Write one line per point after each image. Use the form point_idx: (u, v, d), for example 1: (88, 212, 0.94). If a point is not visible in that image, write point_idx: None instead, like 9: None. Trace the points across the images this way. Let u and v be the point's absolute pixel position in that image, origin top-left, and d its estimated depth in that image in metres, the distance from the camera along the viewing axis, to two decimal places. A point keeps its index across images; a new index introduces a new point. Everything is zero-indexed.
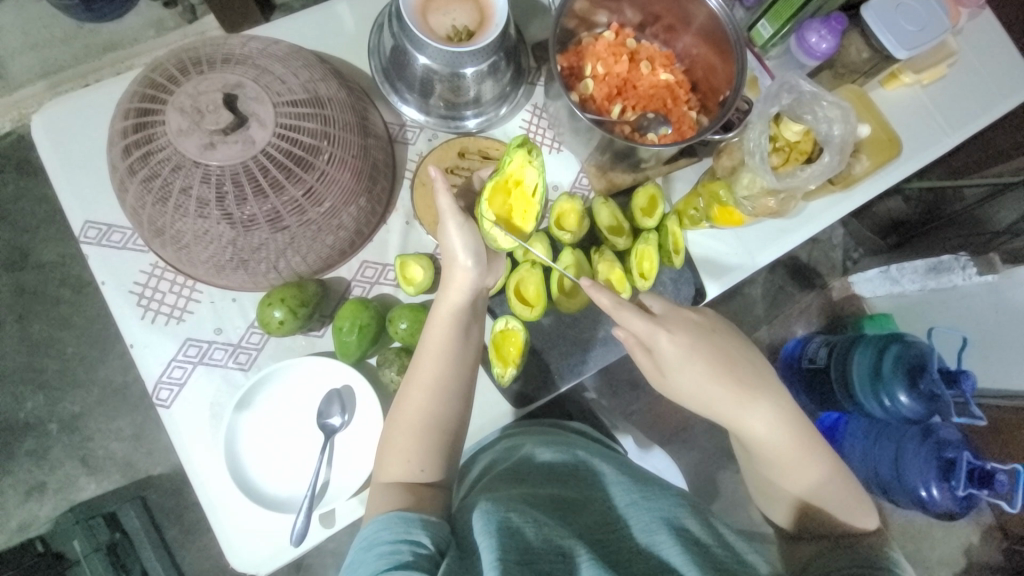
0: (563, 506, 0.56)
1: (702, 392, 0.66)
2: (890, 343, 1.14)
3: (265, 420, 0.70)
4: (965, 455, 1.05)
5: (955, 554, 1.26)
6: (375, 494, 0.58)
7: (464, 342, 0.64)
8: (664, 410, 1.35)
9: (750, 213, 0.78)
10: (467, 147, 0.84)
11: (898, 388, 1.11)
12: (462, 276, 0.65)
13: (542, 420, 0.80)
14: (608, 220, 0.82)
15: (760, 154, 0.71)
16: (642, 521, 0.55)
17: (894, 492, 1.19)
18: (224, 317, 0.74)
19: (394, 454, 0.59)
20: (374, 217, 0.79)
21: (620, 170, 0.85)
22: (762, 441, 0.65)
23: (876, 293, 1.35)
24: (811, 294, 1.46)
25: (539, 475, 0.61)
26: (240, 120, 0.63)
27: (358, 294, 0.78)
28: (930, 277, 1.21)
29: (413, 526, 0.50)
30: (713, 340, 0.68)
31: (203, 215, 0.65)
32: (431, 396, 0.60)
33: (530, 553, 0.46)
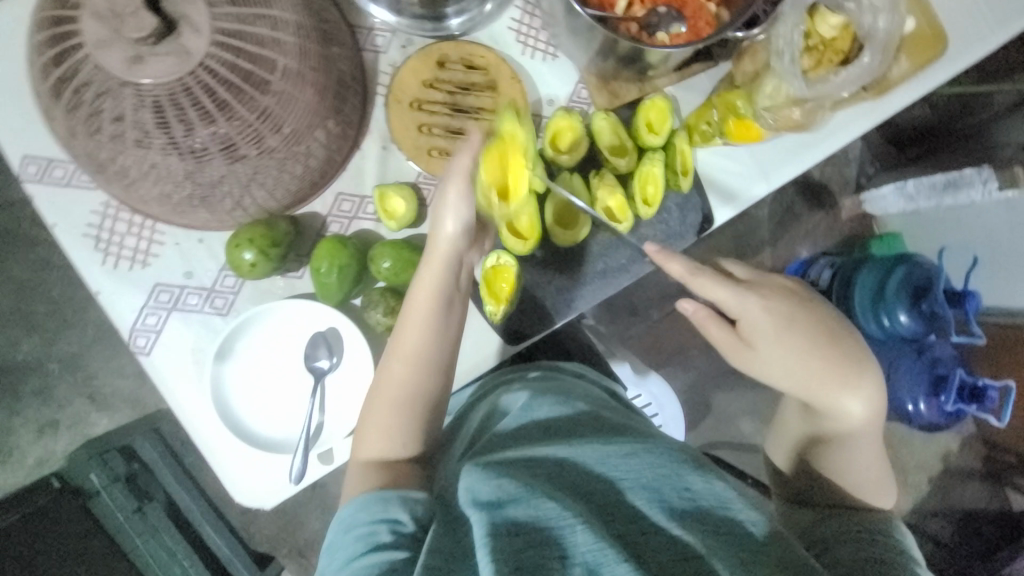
0: (556, 459, 0.53)
1: (803, 359, 0.73)
2: (898, 265, 1.13)
3: (251, 365, 0.68)
4: (958, 373, 1.11)
5: (937, 460, 1.33)
6: (356, 472, 0.61)
7: (444, 317, 0.64)
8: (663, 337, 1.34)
9: (770, 127, 0.70)
10: (448, 55, 0.71)
11: (900, 308, 1.12)
12: (447, 245, 0.64)
13: (531, 367, 0.77)
14: (609, 138, 0.73)
15: (790, 54, 0.63)
16: (648, 468, 0.52)
17: (881, 405, 1.24)
18: (193, 259, 0.68)
19: (374, 431, 0.63)
20: (346, 142, 0.70)
21: (625, 78, 0.74)
22: (842, 417, 0.74)
23: (888, 212, 1.27)
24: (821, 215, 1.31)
25: (536, 433, 0.60)
26: (167, 24, 0.50)
27: (336, 231, 0.71)
28: (946, 194, 1.13)
29: (389, 505, 0.53)
30: (827, 321, 0.75)
31: (145, 146, 0.56)
32: (412, 369, 0.63)
33: (520, 527, 0.45)
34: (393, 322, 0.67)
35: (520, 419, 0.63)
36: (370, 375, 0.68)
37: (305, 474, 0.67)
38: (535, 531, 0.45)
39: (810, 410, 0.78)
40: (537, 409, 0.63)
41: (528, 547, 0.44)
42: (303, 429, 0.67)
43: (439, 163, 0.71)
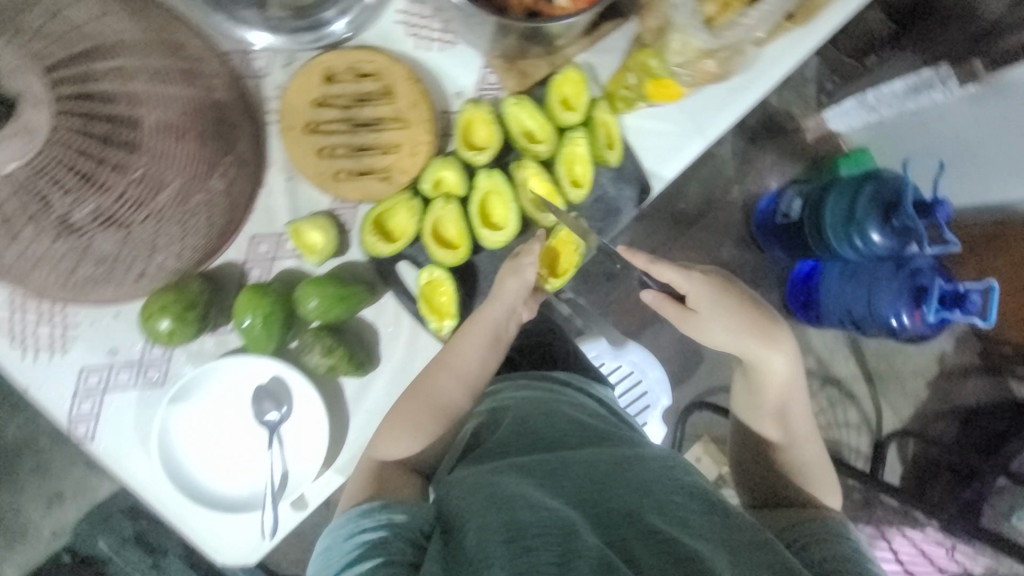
0: (553, 471, 0.55)
1: (736, 340, 0.73)
2: (865, 182, 1.09)
3: (200, 430, 0.66)
4: (937, 282, 1.02)
5: (931, 363, 1.35)
6: (363, 470, 0.62)
7: (493, 352, 0.67)
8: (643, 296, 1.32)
9: (689, 83, 0.64)
10: (335, 67, 0.65)
11: (872, 226, 1.07)
12: (518, 288, 0.67)
13: (511, 376, 0.78)
14: (524, 125, 0.69)
15: (686, 5, 0.55)
16: (643, 476, 0.56)
17: (866, 325, 1.21)
18: (117, 335, 0.65)
19: (396, 427, 0.63)
20: (247, 181, 0.65)
21: (533, 55, 0.69)
22: (777, 398, 0.75)
23: (853, 127, 1.26)
24: (786, 142, 1.33)
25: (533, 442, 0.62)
26: (5, 106, 0.48)
27: (258, 275, 0.67)
28: (909, 100, 1.08)
29: (389, 511, 0.53)
30: (751, 302, 0.76)
31: (15, 234, 0.54)
32: (459, 386, 0.65)
33: (521, 529, 0.45)
34: (334, 360, 0.65)
35: (512, 429, 0.64)
36: (324, 417, 0.66)
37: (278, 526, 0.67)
38: (535, 533, 0.45)
39: (747, 394, 0.78)
40: (528, 423, 0.65)
41: (528, 548, 0.44)
42: (267, 483, 0.66)
43: (347, 186, 0.66)
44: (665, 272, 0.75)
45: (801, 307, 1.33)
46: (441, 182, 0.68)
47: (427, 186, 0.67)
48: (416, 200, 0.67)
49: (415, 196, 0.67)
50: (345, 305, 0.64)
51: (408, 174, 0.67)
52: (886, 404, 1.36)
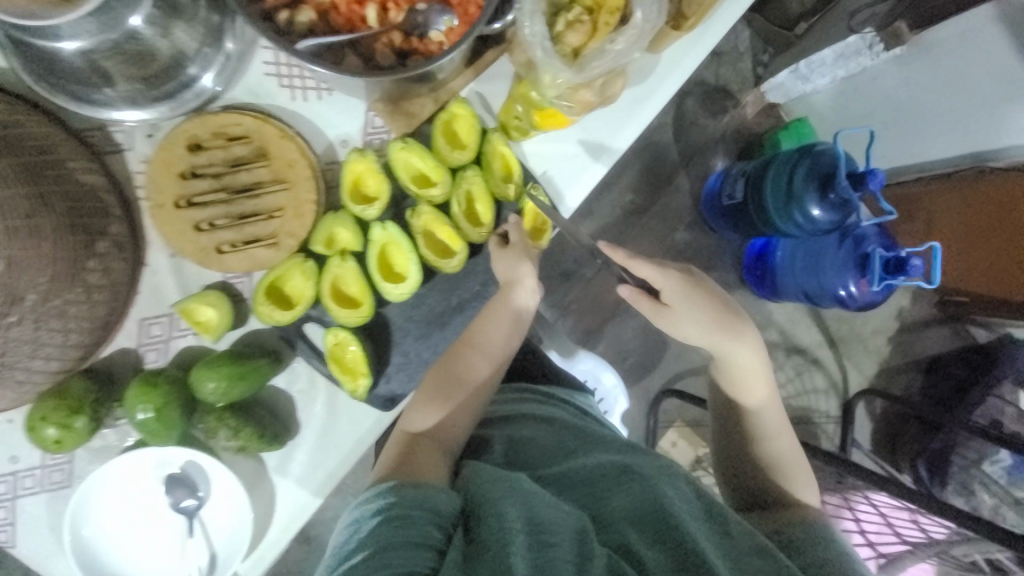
0: (568, 479, 0.58)
1: (705, 337, 0.70)
2: (801, 159, 1.06)
3: (123, 522, 0.64)
4: (879, 250, 1.05)
5: (891, 319, 1.38)
6: (397, 437, 0.62)
7: (514, 334, 0.69)
8: (600, 290, 1.32)
9: (573, 112, 0.61)
10: (199, 135, 0.61)
11: (810, 201, 1.03)
12: (523, 293, 0.68)
13: (512, 388, 0.80)
14: (416, 168, 0.66)
15: (541, 44, 0.52)
16: (654, 473, 0.58)
17: (818, 297, 1.23)
18: (15, 441, 0.62)
19: (427, 408, 0.63)
20: (126, 264, 0.62)
21: (415, 95, 0.66)
22: (753, 392, 0.72)
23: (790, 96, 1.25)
24: (726, 120, 1.32)
25: (547, 446, 0.65)
26: None
27: (154, 360, 0.64)
28: (839, 66, 1.06)
29: (425, 501, 0.50)
30: (717, 297, 0.73)
31: None
32: (483, 359, 0.67)
33: (541, 526, 0.48)
34: (242, 441, 0.62)
35: (526, 438, 0.67)
36: (244, 495, 0.64)
37: None
38: (556, 531, 0.48)
39: (721, 388, 0.75)
40: (540, 432, 0.68)
41: (548, 542, 0.46)
42: (197, 567, 0.64)
43: (233, 258, 0.63)
44: (643, 267, 0.72)
45: (757, 280, 1.32)
46: (335, 240, 0.65)
47: (320, 246, 0.65)
48: (310, 262, 0.64)
49: (308, 258, 0.64)
50: (245, 383, 0.62)
51: (297, 237, 0.64)
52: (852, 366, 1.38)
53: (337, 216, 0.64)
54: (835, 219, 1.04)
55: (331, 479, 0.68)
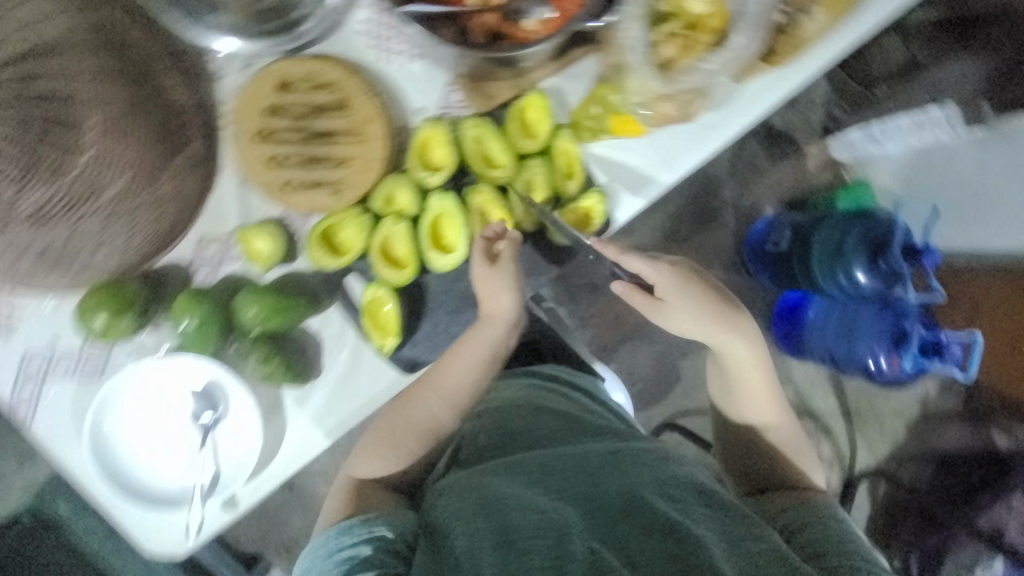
0: (547, 472, 0.61)
1: (701, 332, 0.70)
2: (857, 220, 1.08)
3: (137, 423, 0.67)
4: (919, 329, 1.06)
5: None
6: (345, 485, 0.67)
7: (490, 368, 0.70)
8: (624, 309, 1.31)
9: (649, 122, 0.62)
10: (290, 74, 0.64)
11: (858, 264, 1.06)
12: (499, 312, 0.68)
13: (515, 374, 0.84)
14: (483, 147, 0.68)
15: (640, 46, 0.53)
16: (633, 473, 0.60)
17: (845, 365, 1.20)
18: (58, 325, 0.66)
19: (384, 436, 0.69)
20: (198, 182, 0.65)
21: (498, 75, 0.67)
22: (750, 389, 0.74)
23: (856, 158, 1.20)
24: (785, 167, 1.25)
25: (532, 441, 0.68)
26: None
27: (203, 277, 0.67)
28: (913, 134, 1.09)
29: (375, 526, 0.58)
30: (712, 286, 0.73)
31: None
32: (442, 405, 0.68)
33: (514, 534, 0.52)
34: (269, 368, 0.65)
35: (517, 430, 0.71)
36: (257, 423, 0.67)
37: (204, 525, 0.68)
38: (529, 536, 0.52)
39: (722, 385, 0.77)
40: (529, 424, 0.71)
41: (520, 551, 0.50)
42: (197, 481, 0.67)
43: (298, 197, 0.66)
44: (635, 261, 0.70)
45: (783, 335, 1.26)
46: (392, 200, 0.67)
47: (377, 203, 0.67)
48: (365, 216, 0.66)
49: (364, 212, 0.67)
50: (286, 316, 0.65)
51: (359, 190, 0.66)
52: (863, 443, 1.28)
53: (393, 176, 0.67)
54: (880, 287, 1.07)
55: (339, 428, 0.70)
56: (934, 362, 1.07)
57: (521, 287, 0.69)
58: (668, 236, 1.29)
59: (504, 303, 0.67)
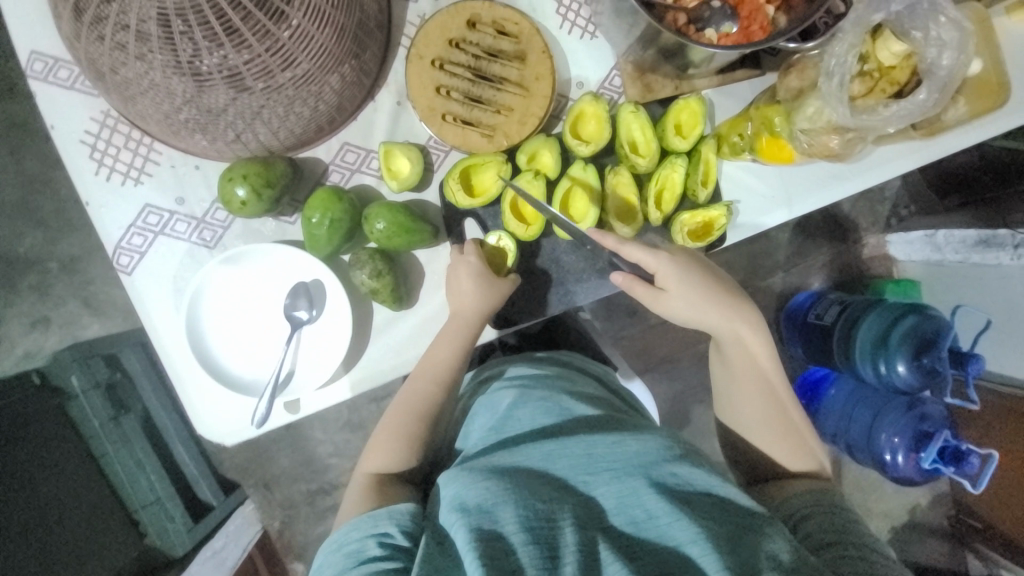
0: (540, 468, 0.52)
1: (691, 309, 0.66)
2: (908, 313, 1.03)
3: (232, 302, 0.67)
4: (943, 432, 1.02)
5: (905, 511, 1.35)
6: (359, 483, 0.61)
7: (467, 352, 0.68)
8: (656, 339, 1.23)
9: (803, 151, 0.65)
10: (480, 16, 0.67)
11: (900, 357, 1.02)
12: (466, 301, 0.66)
13: (518, 358, 0.78)
14: (635, 135, 0.69)
15: (840, 77, 0.57)
16: (622, 466, 0.51)
17: (857, 451, 1.16)
18: (184, 188, 0.67)
19: (383, 433, 0.64)
20: (360, 90, 0.67)
21: (662, 73, 0.69)
22: (743, 382, 0.68)
23: (912, 257, 1.21)
24: (839, 249, 1.26)
25: (528, 421, 0.59)
26: None
27: (335, 181, 0.70)
28: (975, 250, 1.04)
29: (380, 520, 0.51)
30: (712, 272, 0.69)
31: (146, 59, 0.53)
32: (431, 387, 0.65)
33: (507, 528, 0.45)
34: (378, 285, 0.65)
35: (512, 405, 0.62)
36: (346, 336, 0.67)
37: (267, 420, 0.68)
38: (528, 532, 0.44)
39: (721, 381, 0.70)
40: (527, 398, 0.62)
41: (515, 546, 0.43)
42: (271, 376, 0.67)
43: (449, 129, 0.67)
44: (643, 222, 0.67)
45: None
46: (538, 158, 0.69)
47: (523, 157, 0.68)
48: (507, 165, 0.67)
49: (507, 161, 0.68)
50: (407, 238, 0.65)
51: (509, 140, 0.68)
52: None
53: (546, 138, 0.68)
54: (915, 384, 1.03)
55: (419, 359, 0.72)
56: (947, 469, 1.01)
57: (494, 286, 0.67)
58: None
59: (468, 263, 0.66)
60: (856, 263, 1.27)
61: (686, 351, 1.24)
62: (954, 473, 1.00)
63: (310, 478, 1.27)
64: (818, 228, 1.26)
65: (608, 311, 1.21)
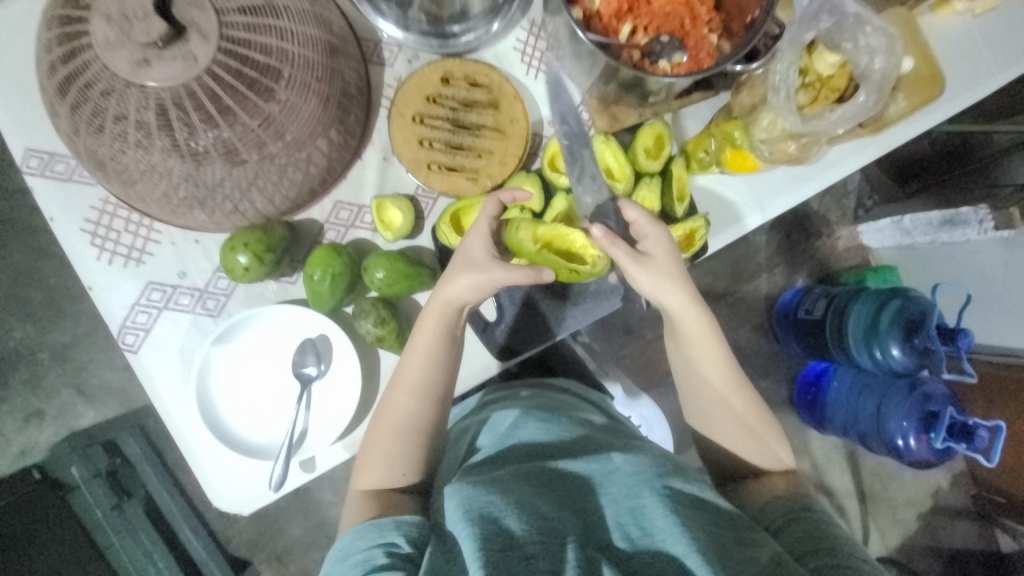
0: (545, 484, 0.54)
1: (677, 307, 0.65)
2: (892, 297, 1.05)
3: (240, 366, 0.68)
4: (950, 409, 1.02)
5: (926, 495, 1.34)
6: (354, 502, 0.60)
7: (450, 353, 0.64)
8: (655, 354, 1.24)
9: (766, 159, 0.71)
10: (453, 71, 0.72)
11: (892, 342, 1.05)
12: (450, 298, 0.63)
13: (514, 386, 0.80)
14: (608, 163, 0.74)
15: (785, 91, 0.63)
16: (622, 488, 0.54)
17: (869, 440, 1.17)
18: (186, 261, 0.70)
19: (374, 451, 0.62)
20: (347, 150, 0.71)
21: (626, 103, 0.73)
22: (714, 386, 0.67)
23: (886, 245, 1.27)
24: (814, 246, 1.32)
25: (532, 445, 0.62)
26: (176, 30, 0.51)
27: (332, 238, 0.73)
28: (943, 230, 1.10)
29: (387, 529, 0.52)
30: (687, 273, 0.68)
31: (146, 146, 0.57)
32: (413, 398, 0.62)
33: (514, 537, 0.46)
34: (383, 332, 0.67)
35: (515, 431, 0.64)
36: (355, 387, 0.68)
37: (284, 482, 0.68)
38: (533, 542, 0.46)
39: (687, 382, 0.70)
40: (529, 425, 0.65)
41: (520, 556, 0.44)
42: (284, 437, 0.67)
43: (436, 176, 0.71)
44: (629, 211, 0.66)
45: (805, 405, 1.29)
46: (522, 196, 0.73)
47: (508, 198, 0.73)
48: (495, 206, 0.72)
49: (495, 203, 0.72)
50: (407, 284, 0.68)
51: (493, 180, 0.72)
52: (875, 528, 1.33)
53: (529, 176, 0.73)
54: (911, 365, 1.05)
55: None
56: (959, 445, 1.01)
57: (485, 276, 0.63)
58: (705, 291, 1.32)
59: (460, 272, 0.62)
60: (833, 256, 1.33)
61: None
62: (967, 449, 0.99)
63: (324, 545, 1.23)
64: (792, 227, 1.31)
65: (604, 332, 1.23)
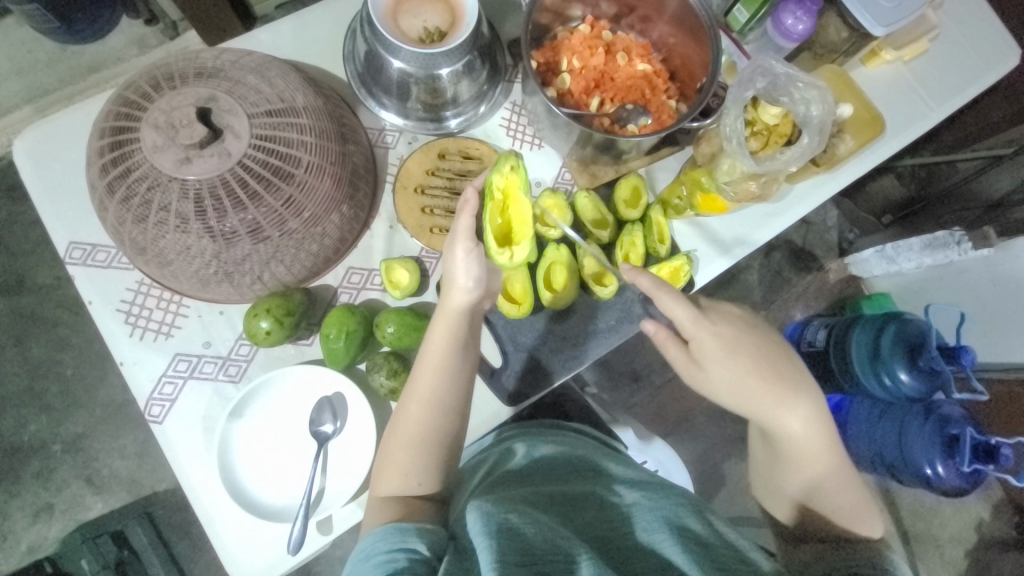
0: (563, 514, 0.57)
1: (740, 385, 0.67)
2: (887, 322, 1.06)
3: (259, 428, 0.71)
4: (967, 429, 0.97)
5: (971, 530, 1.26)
6: (373, 507, 0.61)
7: (463, 359, 0.65)
8: (666, 400, 1.25)
9: (732, 198, 0.79)
10: (448, 148, 0.83)
11: (898, 365, 1.04)
12: (460, 296, 0.65)
13: (540, 421, 0.83)
14: (591, 212, 0.82)
15: (737, 139, 0.71)
16: (643, 519, 0.57)
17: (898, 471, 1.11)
18: (211, 333, 0.75)
19: (391, 468, 0.62)
20: (358, 222, 0.79)
21: (602, 162, 0.83)
22: (799, 442, 0.67)
23: (874, 274, 1.29)
24: (808, 279, 1.37)
25: (539, 477, 0.64)
26: (214, 133, 0.62)
27: (345, 300, 0.79)
28: (925, 254, 1.14)
29: (408, 535, 0.52)
30: (758, 340, 0.70)
31: (183, 230, 0.64)
32: (428, 411, 0.62)
33: (531, 553, 0.47)
34: (396, 384, 0.72)
35: (523, 464, 0.67)
36: (369, 441, 0.71)
37: (302, 545, 0.68)
38: (548, 558, 0.47)
39: (772, 459, 0.71)
40: (543, 457, 0.67)
41: (536, 574, 0.45)
42: (302, 497, 0.69)
43: (438, 239, 0.81)
44: (675, 311, 0.68)
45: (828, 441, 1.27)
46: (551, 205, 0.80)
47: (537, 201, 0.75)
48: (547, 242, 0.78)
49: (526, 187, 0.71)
50: (416, 336, 0.73)
51: None
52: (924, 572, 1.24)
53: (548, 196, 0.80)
54: (923, 389, 1.03)
55: None
56: (988, 468, 0.95)
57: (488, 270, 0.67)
58: None
59: (464, 267, 0.65)
60: (825, 288, 1.37)
61: (696, 401, 1.25)
62: (997, 470, 0.94)
63: None
64: (781, 263, 1.38)
65: (613, 380, 1.25)
